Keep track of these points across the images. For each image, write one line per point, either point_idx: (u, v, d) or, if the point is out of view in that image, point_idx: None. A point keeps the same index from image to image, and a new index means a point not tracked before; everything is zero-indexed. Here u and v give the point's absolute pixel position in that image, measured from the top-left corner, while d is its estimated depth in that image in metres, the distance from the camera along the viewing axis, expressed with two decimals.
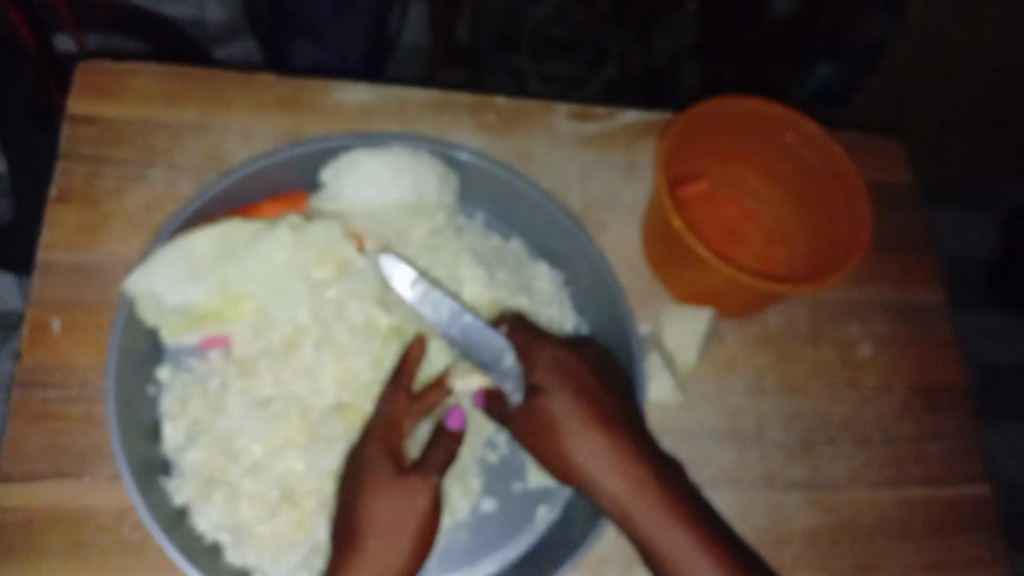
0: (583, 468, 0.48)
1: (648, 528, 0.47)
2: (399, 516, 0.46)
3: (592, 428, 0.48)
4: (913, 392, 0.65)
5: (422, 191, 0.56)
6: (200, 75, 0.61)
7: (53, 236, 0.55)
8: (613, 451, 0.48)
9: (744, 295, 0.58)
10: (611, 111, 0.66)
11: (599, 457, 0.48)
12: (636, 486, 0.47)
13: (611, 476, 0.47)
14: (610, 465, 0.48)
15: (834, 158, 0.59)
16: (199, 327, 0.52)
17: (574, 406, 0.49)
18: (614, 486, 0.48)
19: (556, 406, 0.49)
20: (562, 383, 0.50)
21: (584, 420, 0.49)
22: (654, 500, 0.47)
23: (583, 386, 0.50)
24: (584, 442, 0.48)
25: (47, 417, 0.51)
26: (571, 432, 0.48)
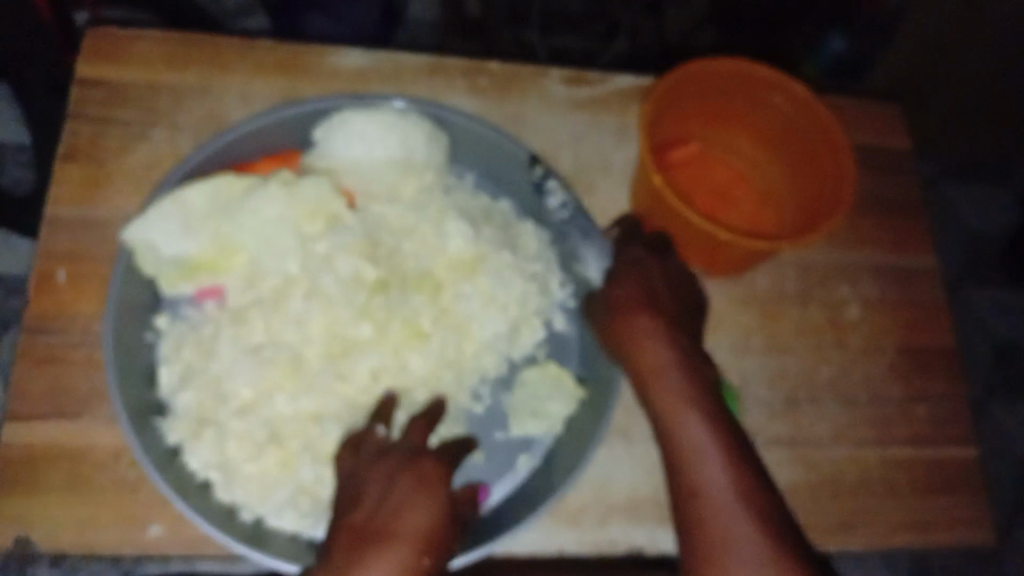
0: (632, 337, 0.54)
1: (666, 404, 0.51)
2: (424, 545, 0.45)
3: (644, 311, 0.55)
4: (902, 353, 0.66)
5: (410, 149, 0.57)
6: (202, 42, 0.63)
7: (59, 192, 0.58)
8: (661, 329, 0.54)
9: (729, 255, 0.58)
10: (603, 77, 0.68)
11: (649, 330, 0.54)
12: (671, 359, 0.53)
13: (655, 346, 0.53)
14: (655, 337, 0.54)
15: (821, 116, 0.60)
16: (194, 277, 0.54)
17: (635, 293, 0.56)
18: (654, 356, 0.53)
19: (619, 292, 0.56)
20: (629, 279, 0.56)
21: (639, 303, 0.55)
22: (684, 377, 0.52)
23: (647, 285, 0.56)
24: (636, 317, 0.54)
25: (52, 360, 0.54)
26: (631, 307, 0.55)
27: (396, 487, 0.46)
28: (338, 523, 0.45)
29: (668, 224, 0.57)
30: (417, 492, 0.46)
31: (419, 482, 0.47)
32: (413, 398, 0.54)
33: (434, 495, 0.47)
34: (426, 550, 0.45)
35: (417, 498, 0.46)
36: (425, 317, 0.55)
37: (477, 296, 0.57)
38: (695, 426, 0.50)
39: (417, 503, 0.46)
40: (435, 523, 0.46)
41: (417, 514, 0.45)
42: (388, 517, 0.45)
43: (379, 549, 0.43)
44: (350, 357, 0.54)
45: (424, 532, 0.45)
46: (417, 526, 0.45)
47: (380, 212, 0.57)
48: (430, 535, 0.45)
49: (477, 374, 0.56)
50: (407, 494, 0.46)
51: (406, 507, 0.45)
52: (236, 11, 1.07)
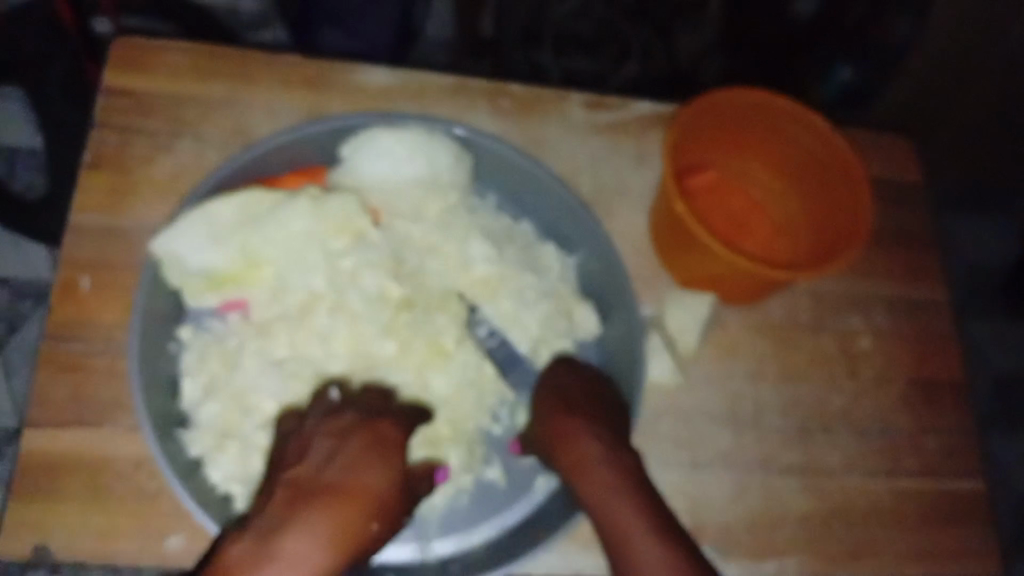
0: (564, 452, 0.52)
1: (598, 504, 0.50)
2: (380, 505, 0.47)
3: (568, 413, 0.53)
4: (912, 384, 0.67)
5: (436, 168, 0.57)
6: (229, 54, 0.63)
7: (85, 200, 0.58)
8: (590, 438, 0.52)
9: (747, 282, 0.59)
10: (622, 103, 0.68)
11: (579, 442, 0.52)
12: (605, 468, 0.51)
13: (587, 455, 0.52)
14: (585, 446, 0.52)
15: (839, 149, 0.61)
16: (220, 289, 0.54)
17: (557, 399, 0.54)
18: (587, 467, 0.51)
19: (544, 398, 0.55)
20: (555, 383, 0.56)
21: (561, 407, 0.54)
22: (618, 483, 0.50)
23: (570, 388, 0.55)
24: (567, 428, 0.53)
25: (73, 369, 0.54)
26: (558, 423, 0.53)
27: (355, 445, 0.48)
28: (283, 475, 0.47)
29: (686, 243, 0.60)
30: (376, 450, 0.49)
31: (377, 444, 0.49)
32: (433, 418, 0.55)
33: (391, 455, 0.49)
34: (380, 511, 0.47)
35: (373, 458, 0.48)
36: (448, 336, 0.55)
37: (498, 317, 0.58)
38: (638, 536, 0.48)
39: (373, 464, 0.48)
40: (388, 485, 0.48)
41: (370, 475, 0.48)
42: (345, 476, 0.47)
43: (334, 502, 0.46)
44: (374, 375, 0.55)
45: (379, 494, 0.47)
46: (373, 488, 0.47)
47: (405, 230, 0.58)
48: (385, 496, 0.48)
49: (497, 394, 0.57)
50: (362, 454, 0.48)
51: (362, 466, 0.48)
52: (253, 23, 1.07)
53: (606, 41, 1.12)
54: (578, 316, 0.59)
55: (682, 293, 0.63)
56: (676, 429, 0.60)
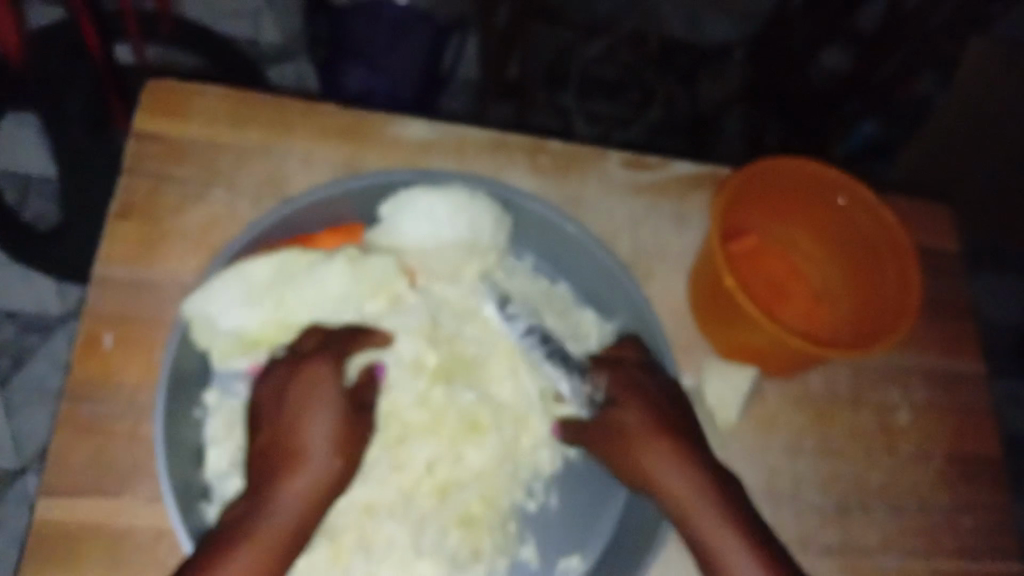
0: (645, 470, 0.50)
1: (702, 533, 0.48)
2: (332, 448, 0.46)
3: (661, 434, 0.50)
4: (951, 462, 0.64)
5: (477, 232, 0.55)
6: (263, 100, 0.61)
7: (110, 250, 0.56)
8: (672, 454, 0.50)
9: (791, 356, 0.57)
10: (663, 161, 0.67)
11: (660, 460, 0.50)
12: (699, 490, 0.49)
13: (670, 474, 0.49)
14: (667, 466, 0.50)
15: (889, 224, 0.58)
16: (252, 352, 0.52)
17: (644, 416, 0.51)
18: (672, 484, 0.49)
19: (626, 417, 0.51)
20: (629, 396, 0.52)
21: (654, 428, 0.50)
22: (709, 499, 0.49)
23: (650, 400, 0.52)
24: (651, 446, 0.50)
25: (93, 431, 0.52)
26: (642, 440, 0.50)
27: (297, 398, 0.47)
28: (251, 446, 0.47)
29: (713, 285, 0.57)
30: (312, 396, 0.47)
31: (308, 389, 0.47)
32: (467, 494, 0.53)
33: (330, 394, 0.47)
34: (335, 454, 0.46)
35: (315, 406, 0.47)
36: (484, 411, 0.54)
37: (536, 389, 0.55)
38: (742, 563, 0.47)
39: (317, 411, 0.46)
40: (336, 429, 0.47)
41: (316, 427, 0.46)
42: (291, 434, 0.46)
43: (291, 470, 0.45)
44: (405, 446, 0.52)
45: (327, 440, 0.46)
46: (323, 437, 0.46)
47: (442, 292, 0.56)
48: (335, 435, 0.47)
49: (531, 468, 0.55)
50: (298, 401, 0.47)
51: (305, 418, 0.46)
52: (274, 54, 1.06)
53: (630, 86, 1.10)
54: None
55: (722, 363, 0.61)
56: None
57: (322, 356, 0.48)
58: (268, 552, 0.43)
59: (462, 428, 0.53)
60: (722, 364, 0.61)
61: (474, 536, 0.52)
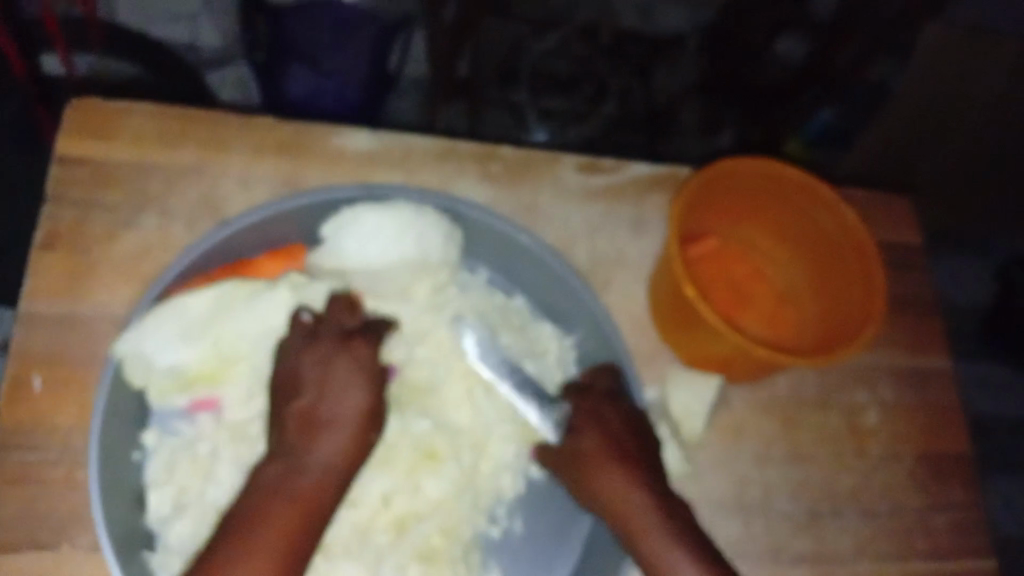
0: (597, 492, 0.49)
1: (657, 564, 0.47)
2: (361, 419, 0.47)
3: (617, 463, 0.49)
4: (921, 461, 0.63)
5: (426, 250, 0.53)
6: (196, 116, 0.58)
7: (35, 284, 0.52)
8: (624, 474, 0.49)
9: (752, 364, 0.55)
10: (618, 164, 0.64)
11: (611, 481, 0.49)
12: (655, 520, 0.48)
13: (623, 495, 0.48)
14: (620, 487, 0.49)
15: (850, 224, 0.57)
16: (189, 388, 0.49)
17: (601, 442, 0.50)
18: (625, 505, 0.48)
19: (584, 443, 0.50)
20: (589, 422, 0.51)
21: (609, 456, 0.49)
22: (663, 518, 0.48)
23: (608, 425, 0.51)
24: (606, 474, 0.49)
25: (23, 480, 0.48)
26: (594, 463, 0.49)
27: (333, 366, 0.47)
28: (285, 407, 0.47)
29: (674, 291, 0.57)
30: (348, 368, 0.48)
31: (344, 361, 0.48)
32: (426, 526, 0.50)
33: (361, 367, 0.48)
34: (364, 426, 0.47)
35: (351, 377, 0.48)
36: (441, 438, 0.51)
37: (494, 410, 0.53)
38: None
39: (350, 383, 0.47)
40: (366, 402, 0.48)
41: (355, 400, 0.47)
42: (324, 404, 0.47)
43: (332, 431, 0.46)
44: (359, 480, 0.50)
45: (357, 412, 0.47)
46: (360, 406, 0.47)
47: (392, 314, 0.53)
48: (365, 408, 0.48)
49: (493, 493, 0.53)
50: (343, 372, 0.47)
51: (338, 389, 0.47)
52: (214, 59, 1.02)
53: (582, 79, 1.06)
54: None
55: (687, 372, 0.59)
56: None
57: (357, 331, 0.49)
58: (301, 512, 0.45)
59: (419, 457, 0.51)
60: (686, 373, 0.59)
61: (434, 571, 0.49)
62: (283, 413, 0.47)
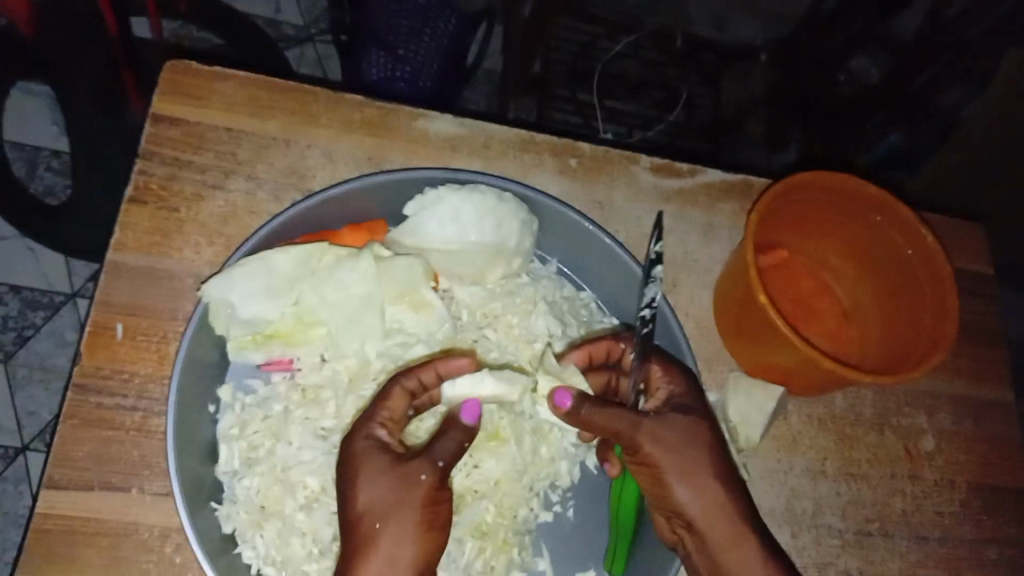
0: (661, 490, 0.47)
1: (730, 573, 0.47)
2: (396, 503, 0.43)
3: (702, 471, 0.47)
4: (974, 490, 0.62)
5: (503, 235, 0.54)
6: (289, 88, 0.60)
7: (124, 235, 0.54)
8: (695, 477, 0.47)
9: (818, 376, 0.55)
10: (693, 168, 0.65)
11: (677, 484, 0.47)
12: (733, 532, 0.47)
13: (686, 500, 0.47)
14: (689, 491, 0.47)
15: (927, 246, 0.55)
16: (267, 346, 0.51)
17: (682, 453, 0.47)
18: (688, 506, 0.47)
19: (660, 454, 0.47)
20: (673, 428, 0.47)
21: (689, 466, 0.47)
22: (731, 526, 0.47)
23: (692, 430, 0.48)
24: (681, 486, 0.47)
25: (100, 424, 0.50)
26: (664, 460, 0.47)
27: (351, 470, 0.45)
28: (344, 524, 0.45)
29: (746, 309, 0.55)
30: (361, 471, 0.44)
31: (354, 465, 0.44)
32: (483, 503, 0.52)
33: (374, 461, 0.44)
34: (407, 501, 0.43)
35: (367, 470, 0.44)
36: (504, 419, 0.53)
37: None
38: None
39: (364, 477, 0.44)
40: (394, 488, 0.44)
41: (371, 487, 0.44)
42: (348, 504, 0.44)
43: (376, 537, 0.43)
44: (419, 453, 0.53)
45: (383, 499, 0.43)
46: (380, 495, 0.43)
47: (464, 296, 0.56)
48: (397, 488, 0.43)
49: (548, 478, 0.54)
50: (354, 476, 0.44)
51: (355, 486, 0.44)
52: (294, 35, 1.05)
53: (652, 86, 1.08)
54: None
55: (747, 379, 0.59)
56: None
57: (358, 430, 0.46)
58: None
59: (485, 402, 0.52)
60: (747, 380, 0.59)
61: (490, 549, 0.51)
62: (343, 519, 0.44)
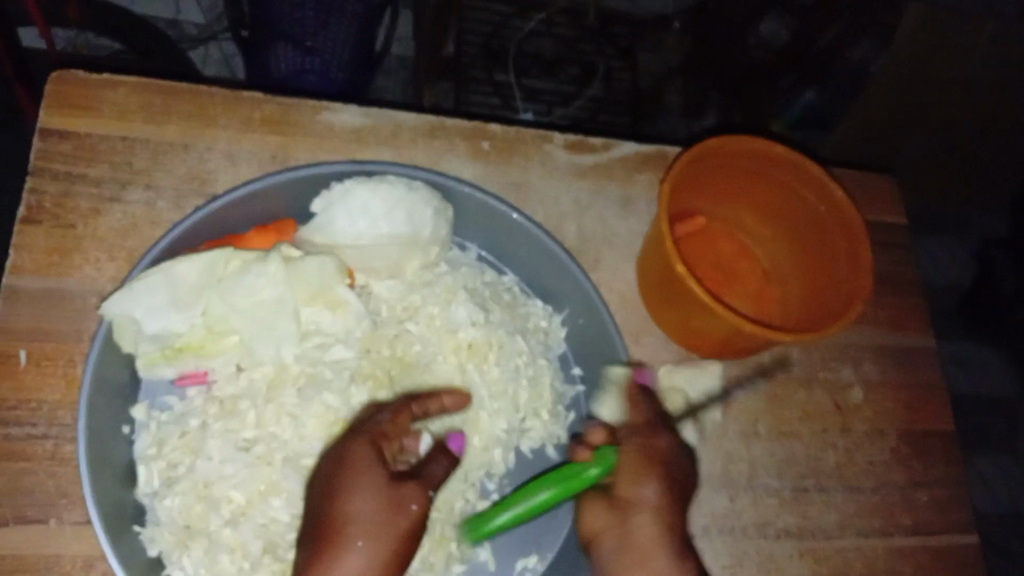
0: (635, 475, 0.48)
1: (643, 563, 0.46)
2: (383, 523, 0.42)
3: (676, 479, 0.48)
4: (903, 437, 0.63)
5: (416, 224, 0.53)
6: (182, 90, 0.57)
7: (19, 258, 0.52)
8: (673, 484, 0.48)
9: (742, 340, 0.55)
10: (607, 143, 0.64)
11: (659, 478, 0.48)
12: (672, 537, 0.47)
13: (649, 492, 0.47)
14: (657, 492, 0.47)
15: (837, 202, 0.56)
16: (178, 360, 0.49)
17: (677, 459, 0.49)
18: (652, 500, 0.47)
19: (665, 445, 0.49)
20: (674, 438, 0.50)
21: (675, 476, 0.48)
22: (660, 541, 0.46)
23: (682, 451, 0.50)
24: (662, 478, 0.48)
25: (9, 457, 0.48)
26: (667, 462, 0.48)
27: (345, 477, 0.43)
28: (317, 522, 0.43)
29: (667, 279, 0.55)
30: (359, 478, 0.43)
31: (353, 472, 0.43)
32: None
33: (374, 475, 0.43)
34: (392, 527, 0.42)
35: (364, 483, 0.43)
36: None
37: (485, 385, 0.54)
38: None
39: (359, 487, 0.43)
40: (384, 508, 0.43)
41: (364, 498, 0.42)
42: (336, 509, 0.42)
43: (352, 548, 0.41)
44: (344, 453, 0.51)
45: (372, 515, 0.42)
46: (371, 507, 0.42)
47: (382, 291, 0.55)
48: (386, 511, 0.43)
49: (482, 466, 0.53)
50: (350, 481, 0.43)
51: (350, 495, 0.42)
52: (197, 35, 1.02)
53: (569, 61, 1.07)
54: (560, 389, 0.56)
55: (686, 363, 0.59)
56: None
57: (363, 434, 0.45)
58: None
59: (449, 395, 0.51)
60: (686, 363, 0.59)
61: (426, 544, 0.50)
62: (319, 522, 0.43)
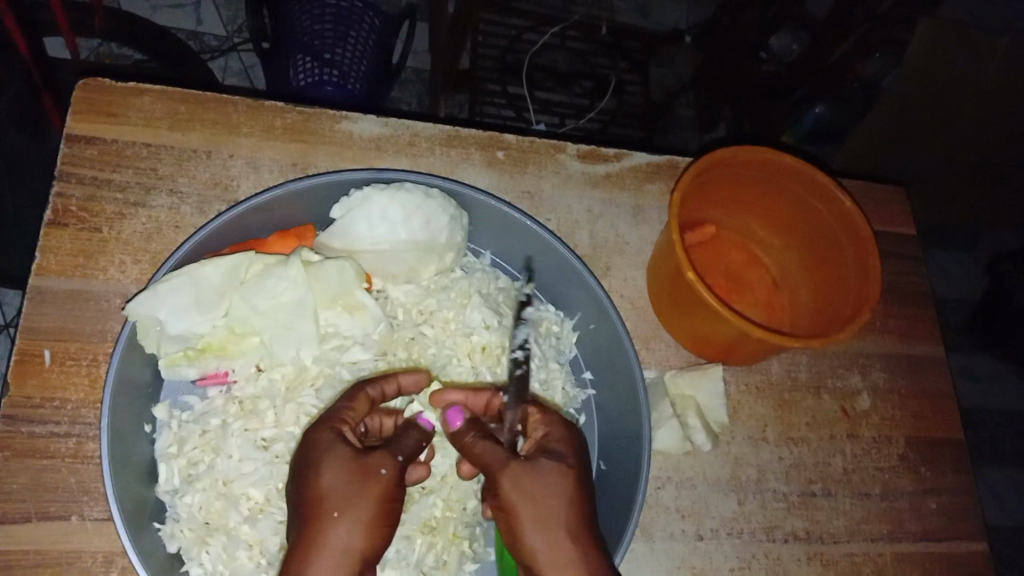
0: (513, 526, 0.44)
1: None
2: (356, 487, 0.43)
3: (566, 516, 0.43)
4: (911, 444, 0.64)
5: (433, 231, 0.54)
6: (206, 98, 0.59)
7: (45, 260, 0.53)
8: (554, 522, 0.43)
9: (751, 346, 0.55)
10: (619, 153, 0.66)
11: (535, 527, 0.43)
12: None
13: (538, 543, 0.43)
14: (540, 536, 0.43)
15: (846, 210, 0.57)
16: (200, 360, 0.51)
17: (562, 491, 0.44)
18: (541, 551, 0.43)
19: (530, 486, 0.44)
20: (555, 462, 0.45)
21: (560, 512, 0.43)
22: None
23: (574, 467, 0.45)
24: (539, 528, 0.43)
25: (34, 453, 0.49)
26: (516, 500, 0.43)
27: (312, 457, 0.44)
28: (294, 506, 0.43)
29: (677, 285, 0.56)
30: (322, 456, 0.44)
31: (318, 451, 0.44)
32: (431, 499, 0.52)
33: (337, 450, 0.44)
34: (365, 490, 0.43)
35: (328, 458, 0.44)
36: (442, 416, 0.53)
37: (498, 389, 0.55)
38: None
39: (326, 459, 0.43)
40: (353, 476, 0.43)
41: (332, 472, 0.43)
42: (307, 487, 0.43)
43: (332, 519, 0.42)
44: None
45: (343, 485, 0.43)
46: (339, 479, 0.43)
47: (399, 295, 0.56)
48: (355, 477, 0.43)
49: None
50: (315, 460, 0.44)
51: (318, 471, 0.43)
52: (217, 46, 1.04)
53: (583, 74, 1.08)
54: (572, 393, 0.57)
55: (690, 367, 0.61)
56: (679, 499, 0.57)
57: (323, 423, 0.46)
58: None
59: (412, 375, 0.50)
60: (689, 368, 0.60)
61: (440, 543, 0.51)
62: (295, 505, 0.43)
